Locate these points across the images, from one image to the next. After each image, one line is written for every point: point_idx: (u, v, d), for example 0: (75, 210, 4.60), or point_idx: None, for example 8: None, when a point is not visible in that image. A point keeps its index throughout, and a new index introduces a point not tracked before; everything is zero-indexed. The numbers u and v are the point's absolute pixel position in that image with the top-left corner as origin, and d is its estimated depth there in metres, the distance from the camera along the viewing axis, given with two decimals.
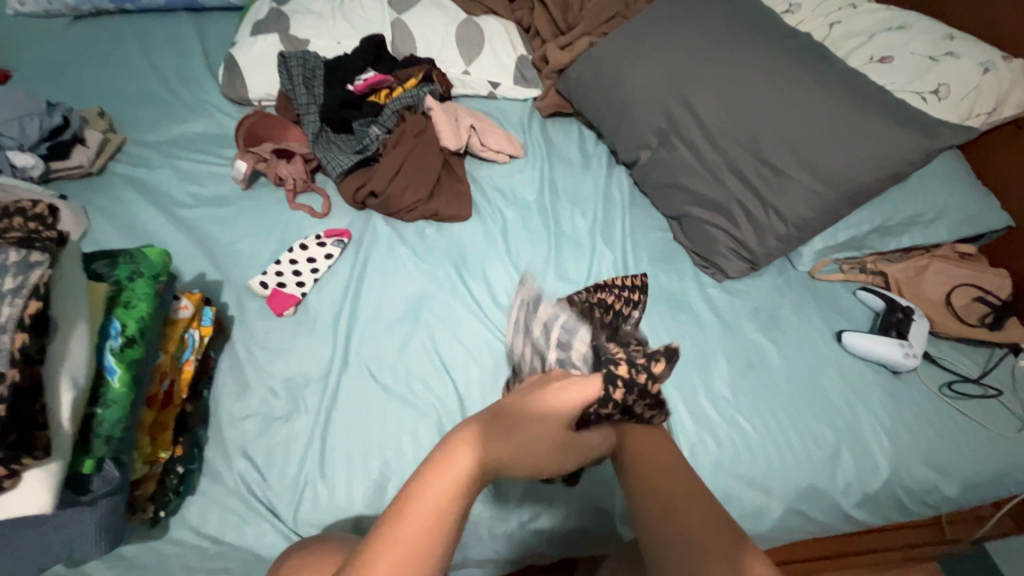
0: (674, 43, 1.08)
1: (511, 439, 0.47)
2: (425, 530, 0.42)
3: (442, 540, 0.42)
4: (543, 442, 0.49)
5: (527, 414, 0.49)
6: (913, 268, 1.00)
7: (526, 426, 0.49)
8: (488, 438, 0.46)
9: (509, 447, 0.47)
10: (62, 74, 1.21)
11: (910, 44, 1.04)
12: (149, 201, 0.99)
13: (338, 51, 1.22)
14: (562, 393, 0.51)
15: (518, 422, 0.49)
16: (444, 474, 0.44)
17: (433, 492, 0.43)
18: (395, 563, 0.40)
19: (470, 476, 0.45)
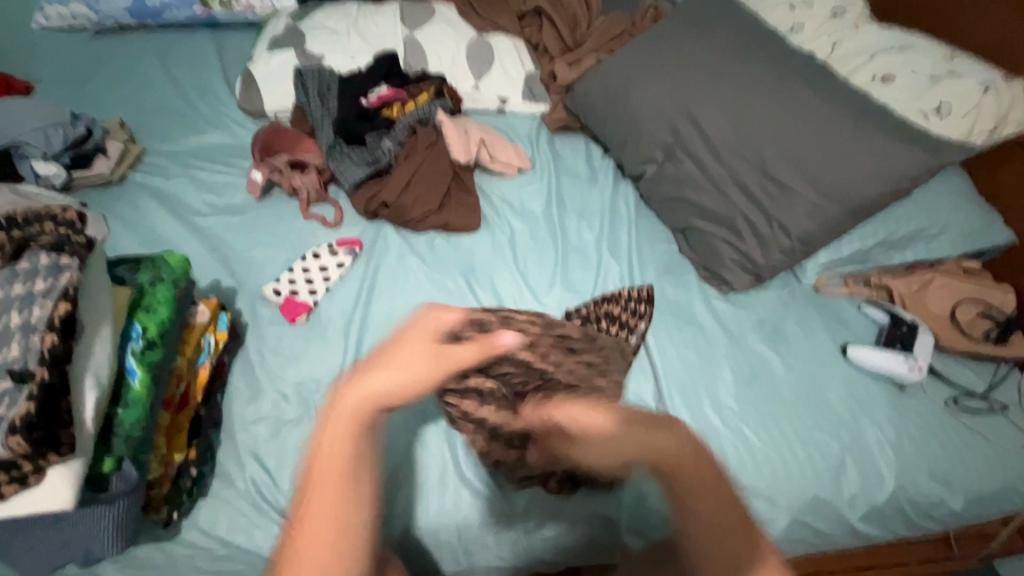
0: (679, 61, 1.10)
1: (378, 379, 0.48)
2: (327, 493, 0.46)
3: (345, 494, 0.46)
4: (416, 370, 0.49)
5: (390, 355, 0.50)
6: (917, 282, 1.01)
7: (391, 362, 0.49)
8: (362, 383, 0.48)
9: (377, 381, 0.48)
10: (85, 86, 1.25)
11: (911, 63, 1.06)
12: (167, 209, 1.01)
13: (352, 66, 1.25)
14: (410, 335, 0.51)
15: (389, 358, 0.49)
16: (331, 427, 0.47)
17: (320, 462, 0.47)
18: (320, 526, 0.45)
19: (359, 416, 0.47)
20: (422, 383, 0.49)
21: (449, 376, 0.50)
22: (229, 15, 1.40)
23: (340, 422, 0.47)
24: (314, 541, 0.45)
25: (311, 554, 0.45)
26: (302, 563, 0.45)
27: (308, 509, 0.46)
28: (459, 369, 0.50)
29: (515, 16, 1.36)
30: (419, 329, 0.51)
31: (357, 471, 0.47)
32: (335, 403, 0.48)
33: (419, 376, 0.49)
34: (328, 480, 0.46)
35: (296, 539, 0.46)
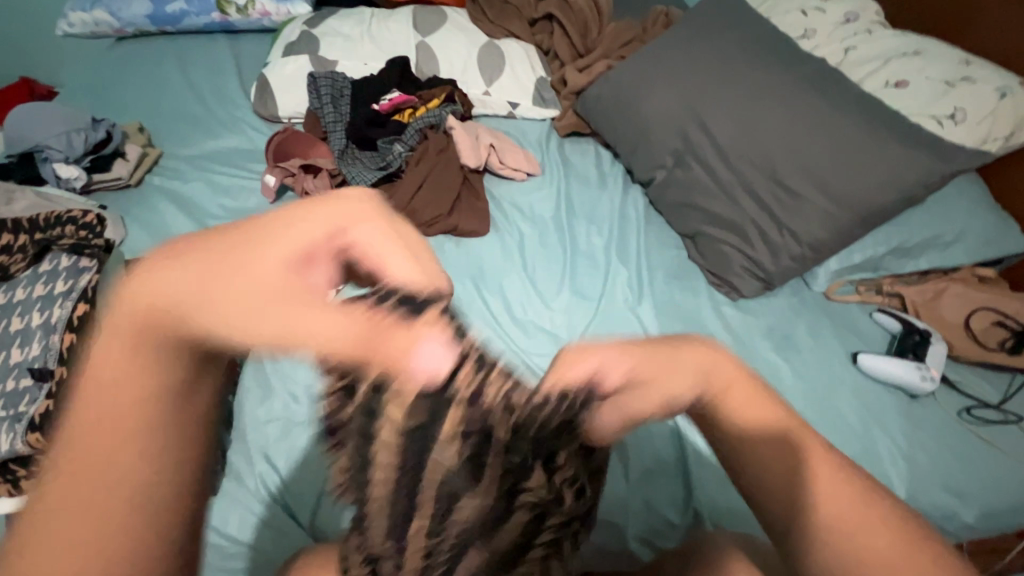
0: (689, 66, 1.10)
1: (224, 263, 0.33)
2: (92, 403, 0.29)
3: (118, 403, 0.30)
4: (265, 284, 0.33)
5: (252, 233, 0.35)
6: (930, 291, 1.00)
7: (261, 251, 0.34)
8: (196, 251, 0.33)
9: (194, 266, 0.32)
10: (106, 92, 1.28)
11: (925, 69, 1.05)
12: (183, 212, 1.04)
13: (365, 72, 1.27)
14: (284, 225, 0.35)
15: (262, 242, 0.34)
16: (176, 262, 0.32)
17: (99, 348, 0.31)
18: (85, 451, 0.29)
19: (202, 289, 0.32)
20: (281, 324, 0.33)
21: (334, 325, 0.35)
22: (246, 22, 1.42)
23: (173, 286, 0.31)
24: (94, 461, 0.29)
25: (70, 485, 0.29)
26: (66, 494, 0.28)
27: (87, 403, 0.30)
28: (338, 323, 0.35)
29: (526, 23, 1.37)
30: (315, 207, 0.37)
31: (179, 387, 0.31)
32: (173, 255, 0.33)
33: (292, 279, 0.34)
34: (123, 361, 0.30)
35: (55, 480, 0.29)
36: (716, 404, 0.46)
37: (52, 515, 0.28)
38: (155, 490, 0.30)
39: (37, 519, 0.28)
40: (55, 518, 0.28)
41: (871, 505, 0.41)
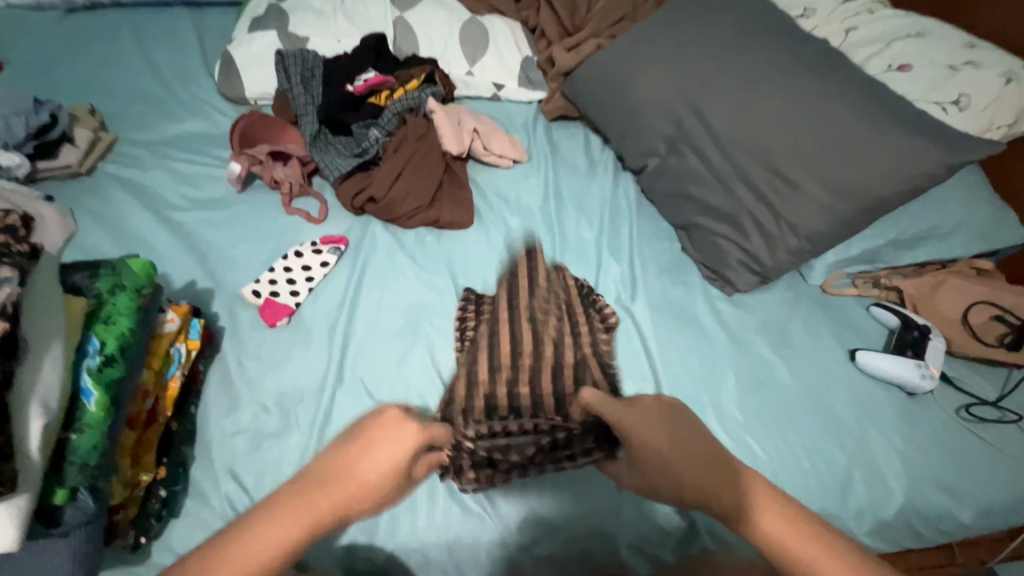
0: (682, 48, 1.04)
1: (330, 509, 0.46)
2: (330, 510, 0.46)
3: (362, 499, 0.48)
4: (352, 498, 0.48)
5: (346, 481, 0.48)
6: (928, 283, 0.97)
7: (358, 471, 0.48)
8: (333, 481, 0.48)
9: (365, 458, 0.49)
10: (52, 69, 1.17)
11: (929, 51, 1.01)
12: (141, 203, 0.96)
13: (338, 49, 1.18)
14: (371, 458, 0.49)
15: (256, 537, 0.44)
16: (281, 527, 0.44)
17: (369, 469, 0.49)
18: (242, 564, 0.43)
19: (328, 517, 0.47)
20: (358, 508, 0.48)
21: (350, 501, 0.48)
22: None
23: None
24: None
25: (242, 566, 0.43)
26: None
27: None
28: (344, 501, 0.47)
29: None
30: (297, 517, 0.45)
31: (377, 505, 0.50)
32: (265, 521, 0.45)
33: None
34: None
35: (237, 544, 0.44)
36: (714, 500, 0.51)
37: None
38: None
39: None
40: None
41: None
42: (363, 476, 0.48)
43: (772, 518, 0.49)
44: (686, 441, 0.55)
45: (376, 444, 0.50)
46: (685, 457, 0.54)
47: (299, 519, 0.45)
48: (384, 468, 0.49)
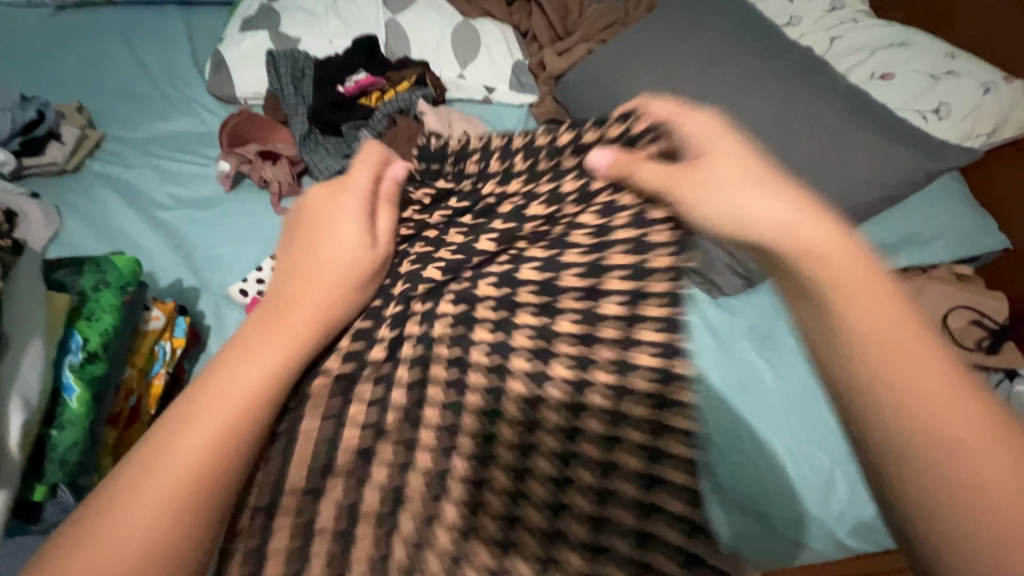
0: (672, 54, 1.05)
1: (249, 364, 0.44)
2: (249, 385, 0.43)
3: (287, 364, 0.45)
4: (256, 364, 0.44)
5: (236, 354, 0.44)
6: (911, 288, 1.00)
7: (254, 345, 0.44)
8: (262, 327, 0.46)
9: (298, 305, 0.47)
10: (40, 66, 1.16)
11: (911, 61, 1.03)
12: (127, 202, 0.95)
13: (329, 50, 1.19)
14: (296, 296, 0.48)
15: (185, 425, 0.41)
16: (235, 372, 0.43)
17: (267, 351, 0.45)
18: (176, 430, 0.40)
19: (246, 394, 0.43)
20: (275, 366, 0.44)
21: (265, 374, 0.44)
22: None
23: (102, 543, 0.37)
24: (218, 388, 0.42)
25: (191, 426, 0.41)
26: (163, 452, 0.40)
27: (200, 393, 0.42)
28: (252, 366, 0.44)
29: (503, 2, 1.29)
30: (238, 377, 0.43)
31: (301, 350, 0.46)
32: (201, 392, 0.42)
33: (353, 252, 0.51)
34: (203, 469, 0.40)
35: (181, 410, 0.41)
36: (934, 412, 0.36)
37: (87, 549, 0.38)
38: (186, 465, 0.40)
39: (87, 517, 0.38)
40: (99, 542, 0.37)
41: None
42: (296, 323, 0.47)
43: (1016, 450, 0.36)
44: (917, 339, 0.38)
45: (317, 245, 0.50)
46: (903, 325, 0.38)
47: (226, 375, 0.43)
48: (310, 313, 0.47)
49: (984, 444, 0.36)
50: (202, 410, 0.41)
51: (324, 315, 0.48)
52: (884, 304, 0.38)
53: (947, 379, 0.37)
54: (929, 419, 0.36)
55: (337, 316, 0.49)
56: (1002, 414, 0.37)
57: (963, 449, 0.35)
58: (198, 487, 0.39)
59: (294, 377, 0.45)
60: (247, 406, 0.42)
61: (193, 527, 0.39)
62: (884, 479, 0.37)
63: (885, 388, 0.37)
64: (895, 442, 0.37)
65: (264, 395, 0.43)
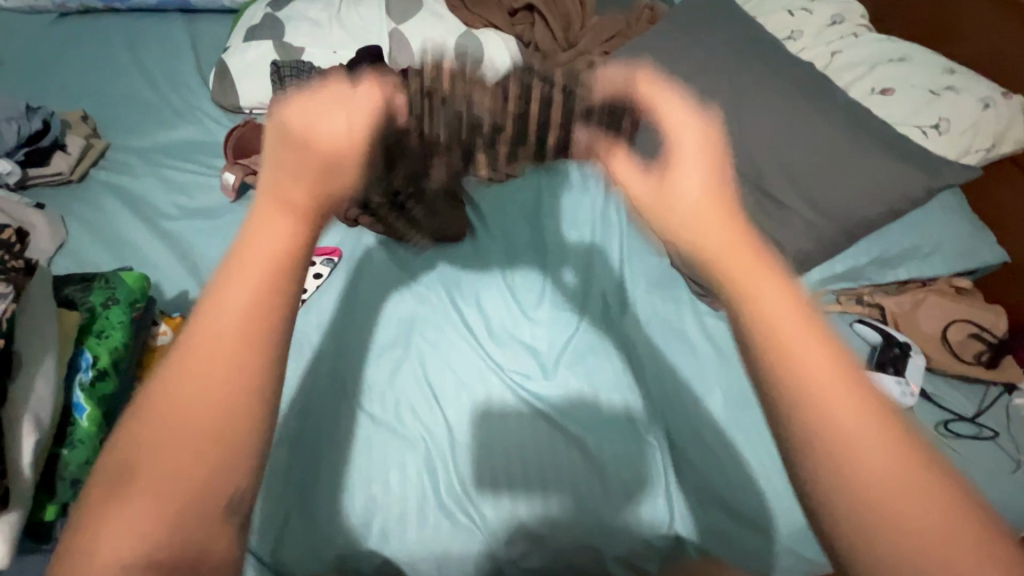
0: (674, 67, 1.06)
1: (255, 270, 0.34)
2: (263, 275, 0.34)
3: (294, 274, 0.35)
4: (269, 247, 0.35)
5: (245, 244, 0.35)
6: (910, 301, 1.01)
7: (255, 243, 0.35)
8: (283, 200, 0.36)
9: (284, 186, 0.36)
10: (45, 74, 1.16)
11: (911, 77, 1.04)
12: (132, 211, 0.95)
13: (333, 60, 1.19)
14: (303, 143, 0.37)
15: (197, 339, 0.33)
16: (241, 282, 0.34)
17: (267, 229, 0.35)
18: (195, 380, 0.32)
19: (263, 301, 0.34)
20: (303, 228, 0.36)
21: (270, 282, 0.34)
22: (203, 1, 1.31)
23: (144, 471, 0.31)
24: (205, 327, 0.33)
25: (196, 371, 0.32)
26: (192, 364, 0.33)
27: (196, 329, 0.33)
28: (257, 252, 0.34)
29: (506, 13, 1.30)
30: (247, 294, 0.34)
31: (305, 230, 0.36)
32: (207, 308, 0.33)
33: (354, 146, 0.39)
34: (228, 417, 0.32)
35: (183, 354, 0.33)
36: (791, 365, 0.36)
37: (123, 489, 0.31)
38: (227, 409, 0.32)
39: (125, 447, 0.32)
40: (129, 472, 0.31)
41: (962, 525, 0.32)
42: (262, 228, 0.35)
43: (868, 434, 0.34)
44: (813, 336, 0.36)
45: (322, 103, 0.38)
46: (824, 346, 0.36)
47: (222, 302, 0.34)
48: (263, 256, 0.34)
49: (897, 483, 0.33)
50: (196, 357, 0.33)
51: (330, 171, 0.38)
52: (810, 341, 0.36)
53: (862, 413, 0.34)
54: (801, 409, 0.35)
55: (350, 176, 0.39)
56: (902, 427, 0.35)
57: (877, 476, 0.33)
58: (219, 455, 0.32)
59: (297, 281, 0.35)
60: (255, 323, 0.33)
61: (212, 502, 0.32)
62: (799, 478, 0.35)
63: (811, 428, 0.34)
64: (815, 458, 0.34)
65: (268, 282, 0.34)
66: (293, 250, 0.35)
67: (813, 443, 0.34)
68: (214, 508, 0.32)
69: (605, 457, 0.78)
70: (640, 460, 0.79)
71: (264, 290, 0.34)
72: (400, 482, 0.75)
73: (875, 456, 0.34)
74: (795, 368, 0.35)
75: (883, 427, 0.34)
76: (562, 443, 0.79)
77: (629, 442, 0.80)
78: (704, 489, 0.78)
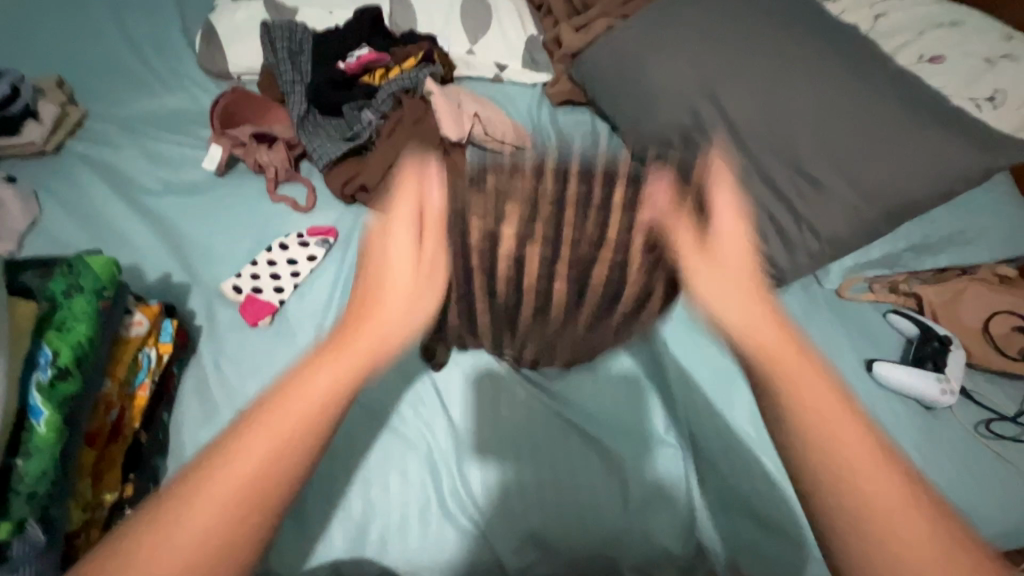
0: (704, 31, 0.96)
1: (237, 498, 0.39)
2: (228, 485, 0.39)
3: (306, 440, 0.41)
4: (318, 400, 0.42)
5: (226, 455, 0.40)
6: (949, 291, 0.92)
7: (245, 440, 0.41)
8: (254, 426, 0.41)
9: (246, 449, 0.40)
10: (18, 35, 1.07)
11: (963, 43, 0.94)
12: (112, 187, 0.88)
13: (329, 21, 1.10)
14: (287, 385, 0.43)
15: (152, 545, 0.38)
16: (201, 510, 0.39)
17: (213, 486, 0.39)
18: (187, 539, 0.38)
19: (230, 496, 0.39)
20: (215, 544, 0.38)
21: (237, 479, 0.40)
22: None
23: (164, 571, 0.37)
24: (162, 558, 0.37)
25: (203, 519, 0.38)
26: (209, 495, 0.39)
27: (290, 395, 0.42)
28: (241, 464, 0.40)
29: None
30: (212, 491, 0.39)
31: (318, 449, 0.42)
32: (167, 520, 0.38)
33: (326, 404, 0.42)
34: (254, 500, 0.39)
35: (191, 499, 0.39)
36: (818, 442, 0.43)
37: (157, 557, 0.37)
38: (251, 480, 0.40)
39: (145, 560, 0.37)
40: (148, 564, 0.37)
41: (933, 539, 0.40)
42: (318, 388, 0.42)
43: (871, 466, 0.42)
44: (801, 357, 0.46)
45: (306, 372, 0.43)
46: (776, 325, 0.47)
47: (200, 497, 0.39)
48: (232, 481, 0.39)
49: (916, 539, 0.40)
50: (225, 480, 0.39)
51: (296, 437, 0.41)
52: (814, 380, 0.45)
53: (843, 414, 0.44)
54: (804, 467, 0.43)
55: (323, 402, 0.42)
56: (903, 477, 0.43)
57: (903, 533, 0.40)
58: (263, 507, 0.40)
59: (314, 434, 0.42)
60: (278, 458, 0.40)
61: (259, 521, 0.39)
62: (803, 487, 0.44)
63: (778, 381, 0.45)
64: (799, 445, 0.44)
65: (280, 470, 0.40)
66: (264, 450, 0.40)
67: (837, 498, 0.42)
68: (267, 510, 0.40)
69: (621, 455, 0.73)
70: (648, 461, 0.74)
71: (227, 508, 0.39)
72: (405, 490, 0.70)
73: (829, 414, 0.44)
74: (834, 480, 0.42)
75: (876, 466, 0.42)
76: (577, 443, 0.74)
77: (629, 433, 0.76)
78: (725, 495, 0.72)
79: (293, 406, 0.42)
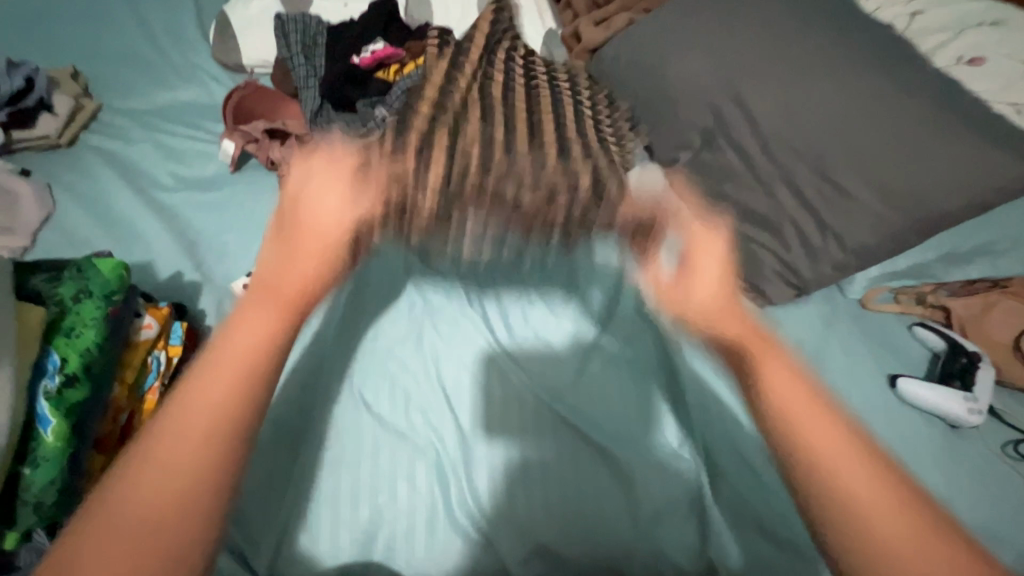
0: (730, 27, 0.93)
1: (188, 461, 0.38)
2: (193, 432, 0.39)
3: (239, 429, 0.40)
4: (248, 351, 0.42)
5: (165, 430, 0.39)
6: (981, 304, 0.87)
7: (170, 434, 0.39)
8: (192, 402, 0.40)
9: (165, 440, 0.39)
10: (35, 25, 1.07)
11: (1003, 44, 0.90)
12: (125, 181, 0.88)
13: (345, 14, 1.08)
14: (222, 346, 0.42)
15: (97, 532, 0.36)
16: (143, 487, 0.37)
17: (165, 456, 0.38)
18: (121, 531, 0.36)
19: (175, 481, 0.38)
20: (150, 522, 0.37)
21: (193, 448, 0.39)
22: None
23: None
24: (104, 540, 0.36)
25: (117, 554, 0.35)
26: (135, 495, 0.37)
27: (220, 352, 0.42)
28: (189, 423, 0.39)
29: None
30: (171, 457, 0.38)
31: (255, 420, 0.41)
32: (76, 541, 0.35)
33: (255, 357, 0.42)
34: (179, 493, 0.37)
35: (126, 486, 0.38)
36: (787, 417, 0.44)
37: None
38: (198, 475, 0.38)
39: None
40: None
41: (910, 506, 0.41)
42: (244, 338, 0.42)
43: (819, 427, 0.44)
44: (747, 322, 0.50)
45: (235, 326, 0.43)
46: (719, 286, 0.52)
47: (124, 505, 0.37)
48: (163, 475, 0.38)
49: (875, 508, 0.41)
50: (159, 459, 0.38)
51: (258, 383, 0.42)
52: (789, 381, 0.45)
53: (832, 423, 0.44)
54: (793, 452, 0.44)
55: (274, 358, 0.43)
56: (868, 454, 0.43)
57: (873, 514, 0.41)
58: (167, 543, 0.36)
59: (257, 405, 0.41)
60: (221, 420, 0.40)
61: (198, 518, 0.38)
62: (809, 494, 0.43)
63: (787, 436, 0.44)
64: (804, 463, 0.43)
65: (202, 433, 0.39)
66: (204, 422, 0.39)
67: (814, 472, 0.42)
68: (192, 523, 0.37)
69: (634, 468, 0.71)
70: (657, 467, 0.72)
71: (169, 505, 0.37)
72: (412, 496, 0.69)
73: (798, 403, 0.45)
74: (820, 469, 0.42)
75: (850, 446, 0.43)
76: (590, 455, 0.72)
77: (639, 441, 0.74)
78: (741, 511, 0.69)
79: (207, 414, 0.39)
